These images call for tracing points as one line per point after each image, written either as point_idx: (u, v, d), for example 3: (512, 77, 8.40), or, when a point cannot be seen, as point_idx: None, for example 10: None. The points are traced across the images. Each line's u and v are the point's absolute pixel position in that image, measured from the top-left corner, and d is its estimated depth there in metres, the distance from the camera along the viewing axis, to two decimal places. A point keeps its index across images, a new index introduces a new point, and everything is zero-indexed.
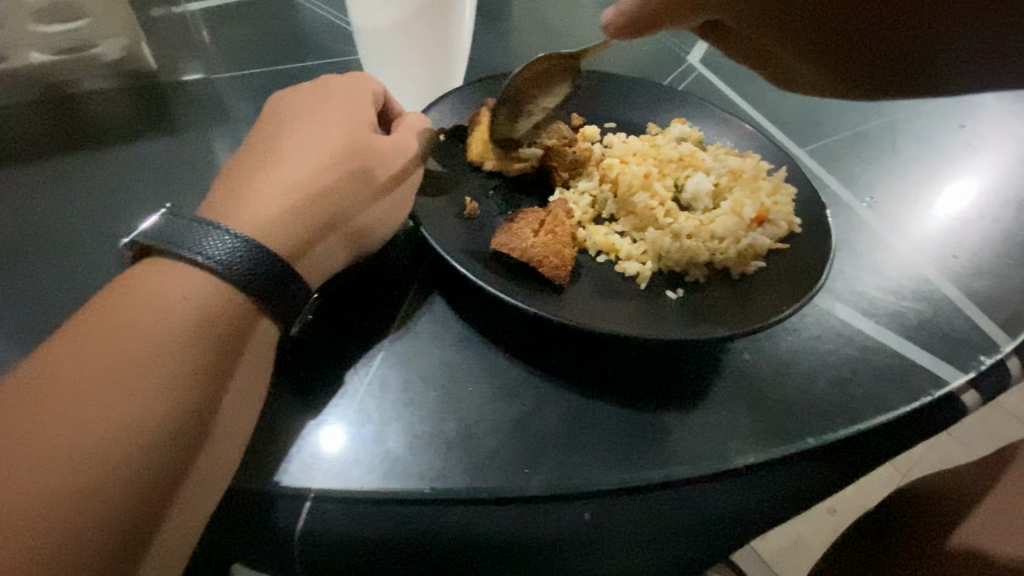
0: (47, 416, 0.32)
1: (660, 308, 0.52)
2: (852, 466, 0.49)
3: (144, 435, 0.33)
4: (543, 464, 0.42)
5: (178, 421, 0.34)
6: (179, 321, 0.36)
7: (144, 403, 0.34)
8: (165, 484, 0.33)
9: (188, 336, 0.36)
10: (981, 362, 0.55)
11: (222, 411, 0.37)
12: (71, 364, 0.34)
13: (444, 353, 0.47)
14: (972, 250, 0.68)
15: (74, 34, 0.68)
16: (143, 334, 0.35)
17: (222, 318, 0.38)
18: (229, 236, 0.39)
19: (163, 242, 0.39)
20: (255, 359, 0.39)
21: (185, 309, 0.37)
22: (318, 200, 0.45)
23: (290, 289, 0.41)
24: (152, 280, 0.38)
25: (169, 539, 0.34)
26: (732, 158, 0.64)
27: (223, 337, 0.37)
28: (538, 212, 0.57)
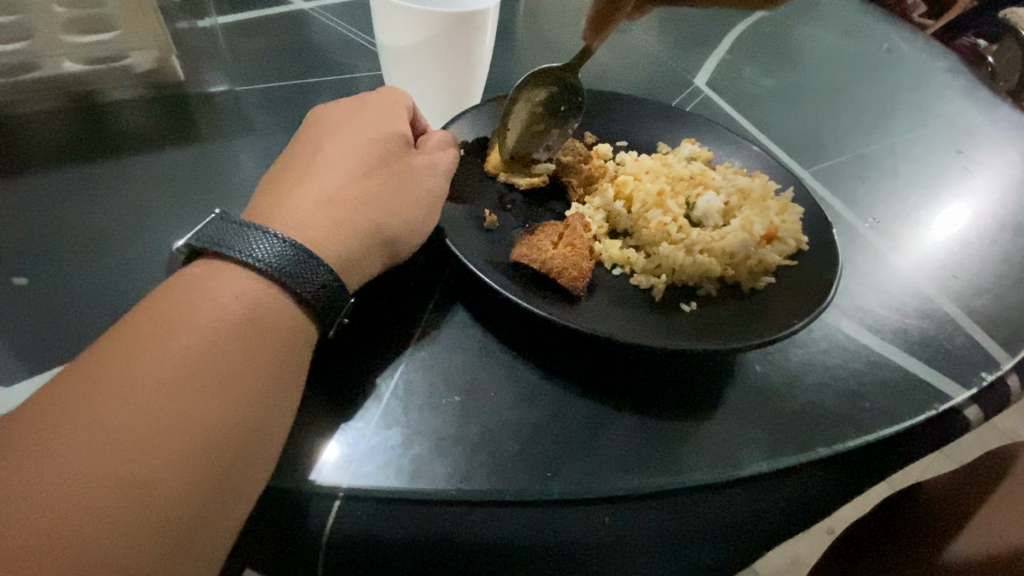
0: (105, 404, 0.33)
1: (675, 320, 0.53)
2: (860, 477, 0.50)
3: (189, 426, 0.35)
4: (565, 469, 0.43)
5: (221, 415, 0.36)
6: (225, 320, 0.38)
7: (191, 393, 0.35)
8: (214, 474, 0.35)
9: (234, 333, 0.38)
10: (983, 379, 0.56)
11: (261, 409, 0.38)
12: (125, 356, 0.35)
13: (467, 359, 0.49)
14: (970, 271, 0.71)
15: (107, 45, 0.70)
16: (196, 331, 0.37)
17: (265, 318, 0.40)
18: (277, 240, 0.42)
19: (213, 242, 0.41)
20: (294, 362, 0.41)
21: (238, 308, 0.39)
22: (350, 208, 0.47)
23: (330, 294, 0.43)
24: (204, 280, 0.40)
25: (214, 530, 0.35)
26: (741, 177, 0.67)
27: (270, 336, 0.39)
28: (556, 226, 0.59)
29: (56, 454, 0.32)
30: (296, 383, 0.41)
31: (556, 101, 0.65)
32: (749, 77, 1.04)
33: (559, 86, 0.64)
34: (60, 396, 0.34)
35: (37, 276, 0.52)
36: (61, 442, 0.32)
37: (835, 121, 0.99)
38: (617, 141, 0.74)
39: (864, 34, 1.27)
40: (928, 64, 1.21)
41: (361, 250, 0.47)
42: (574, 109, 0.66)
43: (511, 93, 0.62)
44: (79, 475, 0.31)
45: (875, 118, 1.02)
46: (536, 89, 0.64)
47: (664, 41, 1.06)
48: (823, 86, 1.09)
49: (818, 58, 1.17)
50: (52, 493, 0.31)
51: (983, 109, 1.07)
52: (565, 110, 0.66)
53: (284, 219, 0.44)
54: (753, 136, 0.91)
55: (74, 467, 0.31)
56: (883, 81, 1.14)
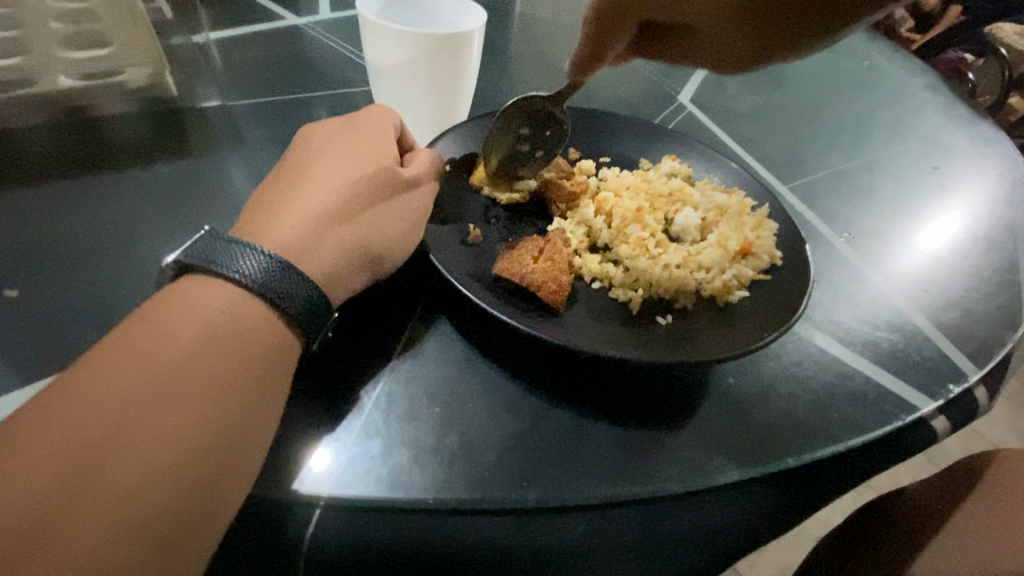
0: (92, 413, 0.35)
1: (651, 332, 0.55)
2: (830, 486, 0.52)
3: (172, 435, 0.36)
4: (541, 478, 0.44)
5: (205, 425, 0.37)
6: (211, 332, 0.40)
7: (175, 403, 0.37)
8: (197, 483, 0.36)
9: (219, 345, 0.39)
10: (950, 390, 0.58)
11: (245, 418, 0.39)
12: (113, 366, 0.37)
13: (449, 371, 0.50)
14: (942, 284, 0.73)
15: (102, 61, 0.72)
16: (183, 343, 0.39)
17: (251, 331, 0.41)
18: (263, 256, 0.43)
19: (201, 258, 0.42)
20: (279, 372, 0.42)
21: (224, 321, 0.40)
22: (334, 224, 0.49)
23: (316, 309, 0.44)
24: (192, 293, 0.41)
25: (196, 538, 0.36)
26: (719, 194, 0.69)
27: (255, 349, 0.41)
28: (538, 241, 0.60)
29: (42, 463, 0.33)
30: (280, 394, 0.42)
31: (542, 129, 0.66)
32: (732, 93, 1.07)
33: (547, 116, 0.65)
34: (50, 405, 0.35)
35: (28, 288, 0.53)
36: (49, 450, 0.33)
37: (815, 138, 1.01)
38: (599, 157, 0.76)
39: (845, 53, 1.31)
40: (907, 82, 1.24)
41: (344, 265, 0.48)
42: (558, 136, 0.67)
43: (498, 119, 0.63)
44: (64, 483, 0.33)
45: (854, 135, 1.05)
46: (524, 116, 0.64)
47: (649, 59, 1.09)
48: (804, 103, 1.12)
49: (800, 76, 1.20)
50: (37, 500, 0.32)
51: (960, 126, 1.10)
52: (551, 136, 0.67)
53: (271, 234, 0.46)
54: (735, 151, 0.93)
55: (60, 475, 0.33)
56: (863, 99, 1.17)
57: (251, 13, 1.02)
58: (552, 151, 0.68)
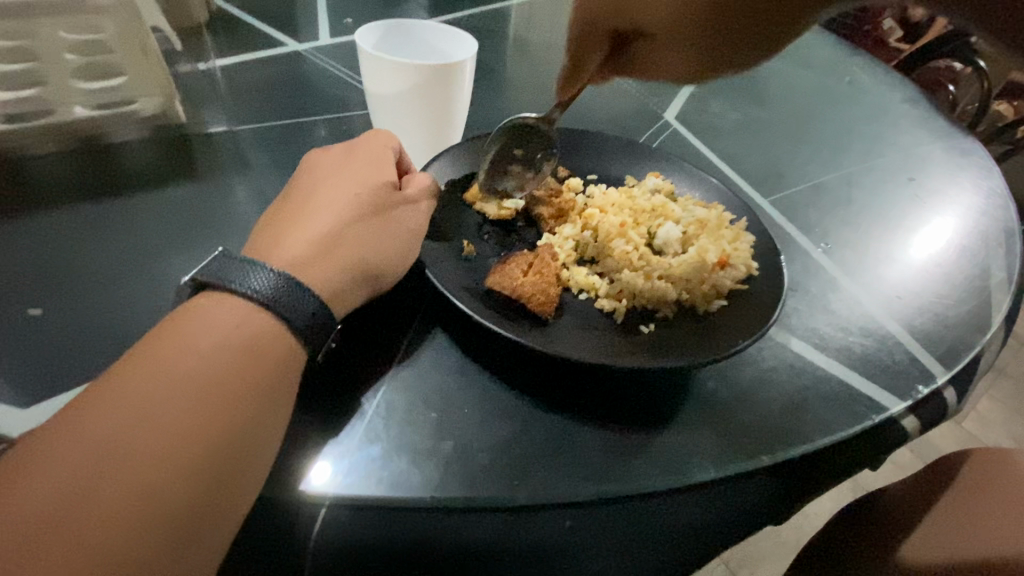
0: (118, 418, 0.38)
1: (635, 340, 0.58)
2: (798, 483, 0.56)
3: (190, 438, 0.39)
4: (531, 477, 0.47)
5: (220, 429, 0.40)
6: (225, 344, 0.43)
7: (192, 409, 0.40)
8: (213, 484, 0.39)
9: (232, 357, 0.43)
10: (919, 391, 0.61)
11: (255, 424, 0.42)
12: (136, 375, 0.40)
13: (445, 379, 0.54)
14: (914, 291, 0.76)
15: (115, 91, 0.76)
16: (199, 353, 0.42)
17: (261, 343, 0.44)
18: (272, 273, 0.47)
19: (216, 276, 0.46)
20: (287, 381, 0.45)
21: (237, 333, 0.44)
22: (339, 243, 0.53)
23: (320, 321, 0.48)
24: (208, 308, 0.45)
25: (212, 533, 0.39)
26: (699, 209, 0.73)
27: (265, 358, 0.44)
28: (528, 256, 0.64)
29: (69, 464, 0.36)
30: (289, 401, 0.45)
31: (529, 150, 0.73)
32: (716, 110, 1.12)
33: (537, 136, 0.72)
34: (79, 410, 0.39)
35: (50, 307, 0.56)
36: (80, 450, 0.37)
37: (795, 152, 1.06)
38: (587, 175, 0.80)
39: (826, 68, 1.36)
40: (887, 96, 1.29)
41: (347, 281, 0.52)
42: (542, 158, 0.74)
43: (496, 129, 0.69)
44: (92, 482, 0.36)
45: (834, 148, 1.10)
46: (517, 133, 0.71)
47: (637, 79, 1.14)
48: (786, 118, 1.16)
49: (784, 92, 1.25)
50: (66, 498, 0.35)
51: (937, 138, 1.15)
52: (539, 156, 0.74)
53: (280, 252, 0.50)
54: (716, 166, 0.98)
55: (87, 474, 0.36)
56: (844, 113, 1.22)
57: (255, 40, 1.06)
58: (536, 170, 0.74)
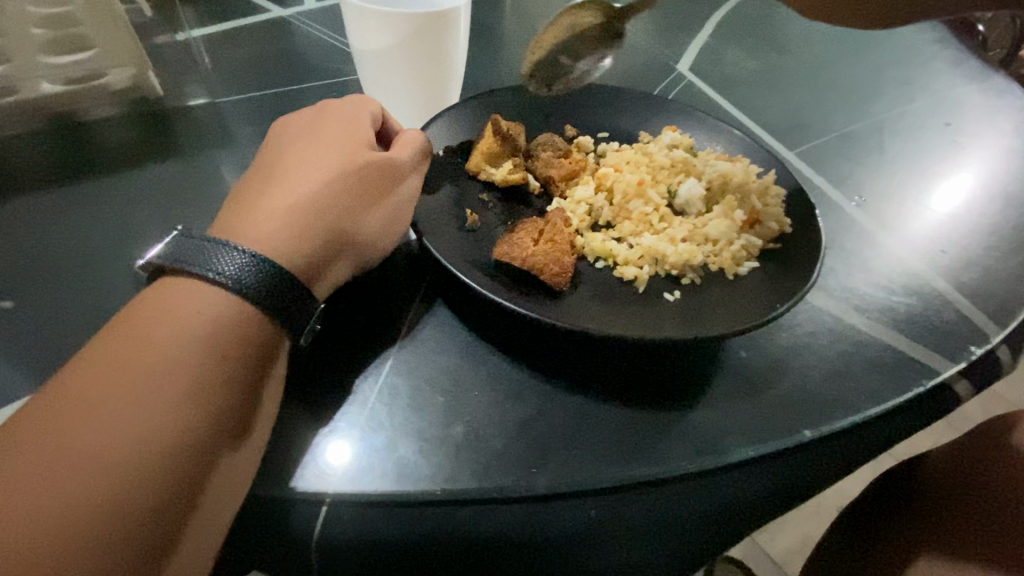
0: (73, 428, 0.34)
1: (660, 310, 0.53)
2: (847, 456, 0.50)
3: (164, 441, 0.35)
4: (550, 464, 0.43)
5: (197, 428, 0.36)
6: (194, 332, 0.39)
7: (162, 410, 0.36)
8: (190, 490, 0.35)
9: (204, 345, 0.38)
10: (972, 353, 0.56)
11: (237, 418, 0.38)
12: (91, 379, 0.36)
13: (452, 359, 0.49)
14: (958, 244, 0.70)
15: (84, 64, 0.70)
16: (161, 345, 0.38)
17: (232, 329, 0.40)
18: (239, 253, 0.42)
19: (175, 259, 0.41)
20: (269, 367, 0.41)
21: (203, 320, 0.39)
22: (324, 216, 0.48)
23: (296, 300, 0.43)
24: (169, 295, 0.40)
25: (198, 543, 0.35)
26: (723, 162, 0.66)
27: (237, 345, 0.40)
28: (536, 222, 0.59)
29: (30, 488, 0.32)
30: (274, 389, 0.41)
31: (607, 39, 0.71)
32: (732, 59, 1.04)
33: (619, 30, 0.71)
34: (31, 422, 0.35)
35: (22, 298, 0.52)
36: (33, 468, 0.33)
37: (819, 100, 0.98)
38: (597, 133, 0.74)
39: None
40: (915, 36, 1.19)
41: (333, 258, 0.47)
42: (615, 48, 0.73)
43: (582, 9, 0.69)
44: (57, 504, 0.32)
45: (861, 95, 1.01)
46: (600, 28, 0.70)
47: (646, 30, 1.05)
48: (808, 65, 1.08)
49: (805, 37, 1.15)
50: (29, 524, 0.31)
51: (972, 79, 1.06)
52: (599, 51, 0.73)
53: (260, 225, 0.45)
54: (735, 119, 0.90)
55: (52, 496, 0.32)
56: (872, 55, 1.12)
57: (235, 7, 0.99)
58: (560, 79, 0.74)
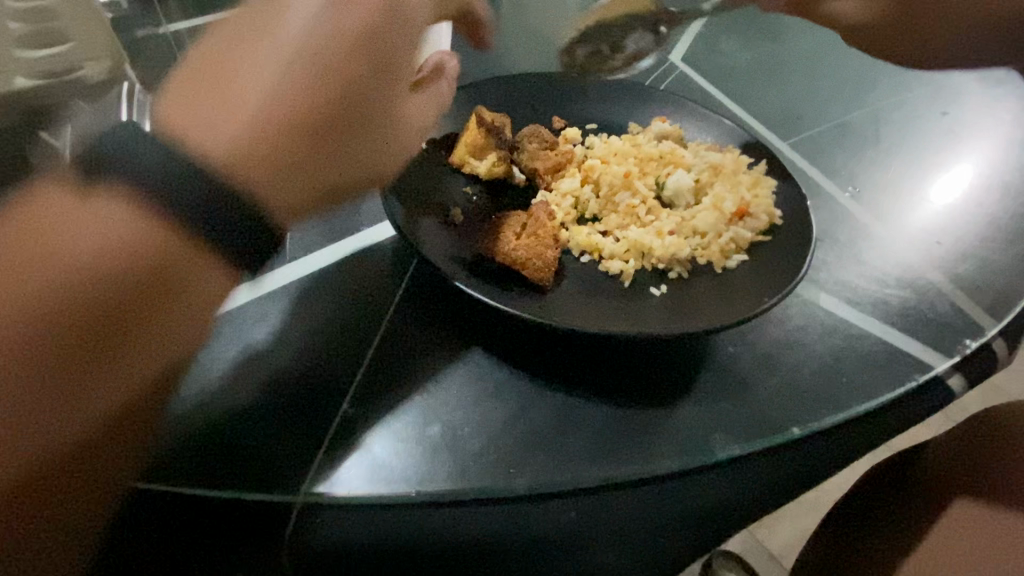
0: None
1: (647, 305, 0.52)
2: (835, 453, 0.49)
3: (77, 367, 0.34)
4: (529, 464, 0.42)
5: (106, 338, 0.34)
6: (109, 271, 0.34)
7: (77, 351, 0.33)
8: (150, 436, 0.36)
9: (123, 284, 0.34)
10: (966, 346, 0.55)
11: (149, 299, 0.34)
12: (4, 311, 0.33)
13: (431, 357, 0.48)
14: (954, 235, 0.68)
15: (60, 57, 0.69)
16: (70, 265, 0.33)
17: (148, 240, 0.34)
18: (183, 175, 0.34)
19: (116, 166, 0.33)
20: (192, 281, 0.35)
21: (115, 237, 0.34)
22: (286, 134, 0.37)
23: (252, 246, 0.36)
24: (77, 203, 0.34)
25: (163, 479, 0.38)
26: (712, 153, 0.65)
27: (161, 271, 0.34)
28: (520, 216, 0.57)
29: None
30: (202, 296, 0.36)
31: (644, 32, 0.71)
32: (725, 48, 1.02)
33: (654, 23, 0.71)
34: None
35: None
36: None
37: (814, 89, 0.96)
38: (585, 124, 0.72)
39: None
40: None
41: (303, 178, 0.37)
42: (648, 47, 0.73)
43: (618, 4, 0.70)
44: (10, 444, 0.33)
45: (857, 83, 0.99)
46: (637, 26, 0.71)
47: None
48: (803, 53, 1.06)
49: (800, 24, 1.13)
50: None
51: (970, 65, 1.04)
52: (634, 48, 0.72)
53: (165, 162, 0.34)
54: (728, 109, 0.89)
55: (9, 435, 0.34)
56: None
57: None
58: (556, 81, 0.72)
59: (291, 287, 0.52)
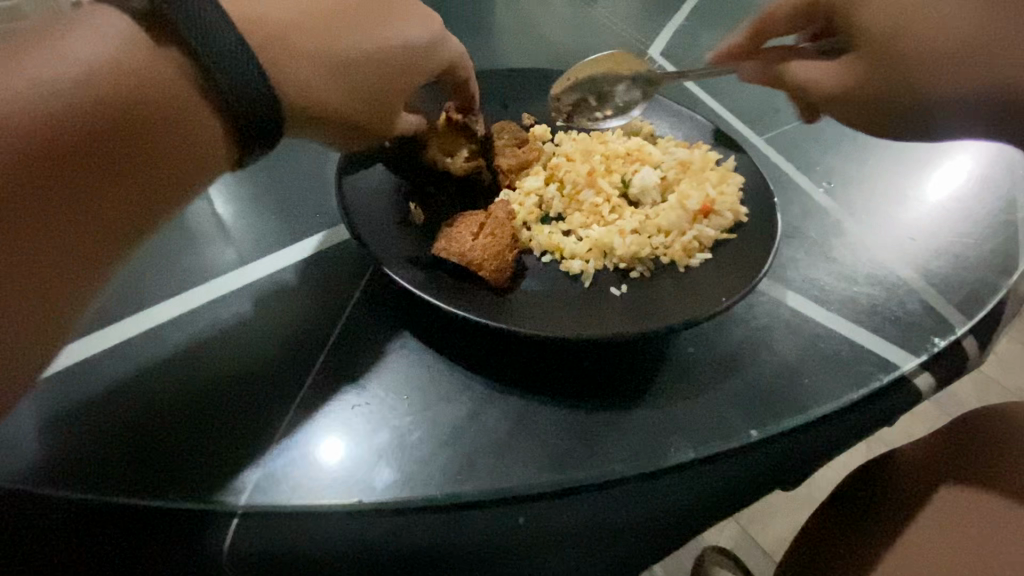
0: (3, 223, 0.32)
1: (605, 305, 0.51)
2: (797, 453, 0.49)
3: (74, 244, 0.34)
4: (477, 471, 0.42)
5: (108, 218, 0.35)
6: (140, 75, 0.35)
7: (90, 231, 0.35)
8: (136, 221, 0.36)
9: (156, 90, 0.35)
10: (935, 345, 0.54)
11: (150, 185, 0.36)
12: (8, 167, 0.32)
13: (384, 362, 0.48)
14: (928, 231, 0.67)
15: None
16: (99, 93, 0.34)
17: (177, 121, 0.36)
18: None
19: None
20: (181, 119, 0.36)
21: (153, 81, 0.35)
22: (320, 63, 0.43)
23: (257, 116, 0.38)
24: (96, 44, 0.35)
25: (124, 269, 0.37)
26: (680, 150, 0.64)
27: (191, 113, 0.37)
28: (478, 215, 0.56)
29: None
30: (201, 139, 0.37)
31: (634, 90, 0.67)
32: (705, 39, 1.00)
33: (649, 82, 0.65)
34: None
35: None
36: None
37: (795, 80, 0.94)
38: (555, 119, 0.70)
39: None
40: None
41: (346, 130, 0.48)
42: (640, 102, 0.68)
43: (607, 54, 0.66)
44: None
45: None
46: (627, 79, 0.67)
47: (622, 10, 1.00)
48: None
49: None
50: None
51: None
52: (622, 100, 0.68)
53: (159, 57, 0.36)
54: (703, 102, 0.87)
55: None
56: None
57: None
58: (527, 76, 0.71)
59: (238, 292, 0.52)
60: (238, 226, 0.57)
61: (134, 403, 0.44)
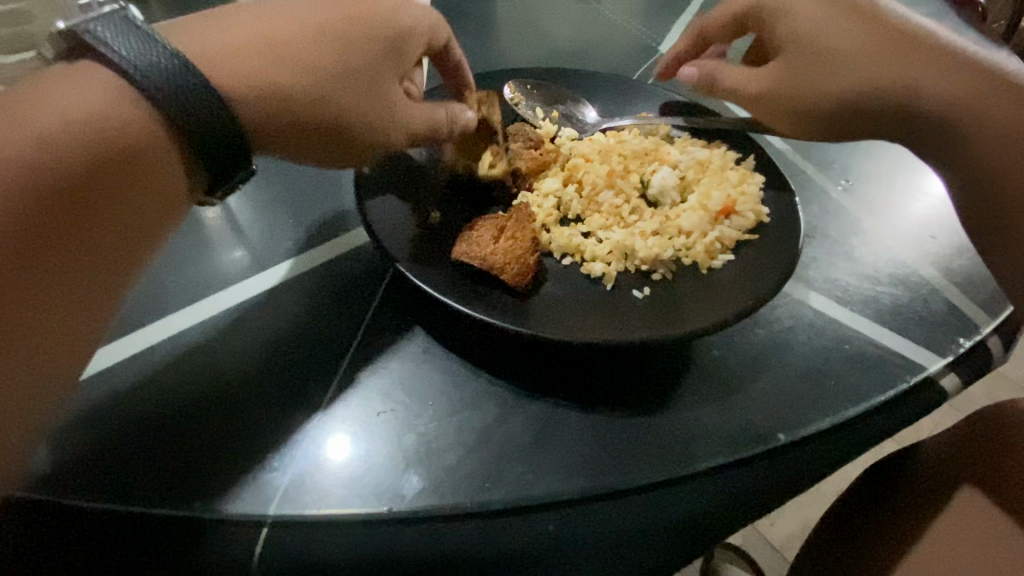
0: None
1: (628, 309, 0.50)
2: (826, 456, 0.48)
3: (66, 287, 0.35)
4: (506, 478, 0.42)
5: (91, 250, 0.36)
6: (100, 111, 0.36)
7: (78, 264, 0.35)
8: (118, 249, 0.37)
9: (118, 124, 0.36)
10: (961, 345, 0.53)
11: (127, 222, 0.37)
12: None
13: (407, 368, 0.48)
14: (950, 227, 0.65)
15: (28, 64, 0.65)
16: (61, 132, 0.35)
17: (142, 149, 0.37)
18: (145, 39, 0.38)
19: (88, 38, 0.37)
20: (144, 156, 0.37)
21: (113, 116, 0.36)
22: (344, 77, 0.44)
23: (220, 132, 0.40)
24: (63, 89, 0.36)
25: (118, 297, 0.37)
26: (699, 150, 0.64)
27: (155, 141, 0.38)
28: (498, 219, 0.56)
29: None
30: (166, 166, 0.39)
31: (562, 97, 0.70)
32: None
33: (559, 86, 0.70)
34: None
35: None
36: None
37: None
38: (570, 120, 0.69)
39: None
40: None
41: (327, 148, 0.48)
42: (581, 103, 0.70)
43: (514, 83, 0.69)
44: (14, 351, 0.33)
45: None
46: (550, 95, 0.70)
47: (628, 6, 0.99)
48: None
49: None
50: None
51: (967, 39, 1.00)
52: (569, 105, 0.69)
53: (133, 100, 0.37)
54: None
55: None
56: None
57: None
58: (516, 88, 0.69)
59: (259, 298, 0.51)
60: (256, 230, 0.57)
61: (156, 414, 0.43)
